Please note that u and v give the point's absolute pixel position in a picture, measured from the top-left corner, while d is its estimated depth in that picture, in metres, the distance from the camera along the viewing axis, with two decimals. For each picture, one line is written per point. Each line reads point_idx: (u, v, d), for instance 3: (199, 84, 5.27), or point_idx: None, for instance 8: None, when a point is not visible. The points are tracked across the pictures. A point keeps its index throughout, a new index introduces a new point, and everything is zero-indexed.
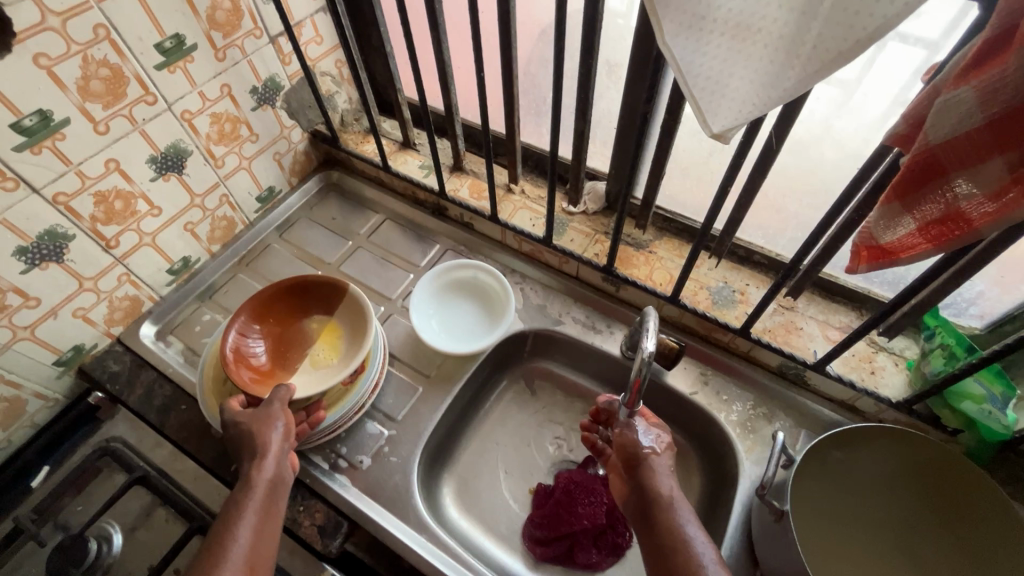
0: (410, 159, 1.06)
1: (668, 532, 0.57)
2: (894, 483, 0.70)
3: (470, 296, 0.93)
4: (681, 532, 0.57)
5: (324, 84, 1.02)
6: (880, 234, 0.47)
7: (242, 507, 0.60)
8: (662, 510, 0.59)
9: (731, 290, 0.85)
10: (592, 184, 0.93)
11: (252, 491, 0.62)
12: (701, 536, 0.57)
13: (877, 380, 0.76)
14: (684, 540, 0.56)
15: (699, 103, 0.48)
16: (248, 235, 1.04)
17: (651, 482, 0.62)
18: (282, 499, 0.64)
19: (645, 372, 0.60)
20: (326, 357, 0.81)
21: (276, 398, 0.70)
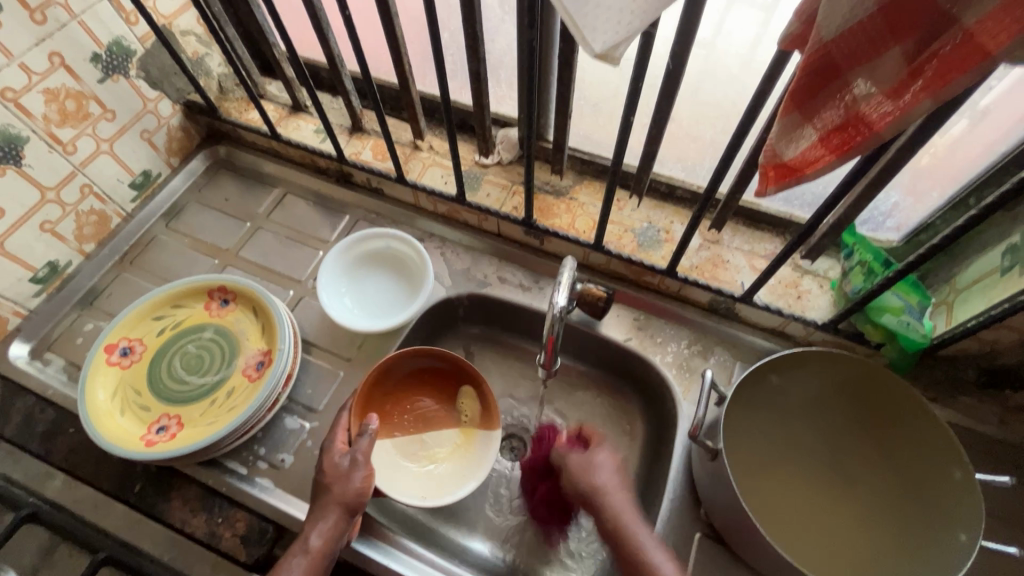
0: (303, 124, 0.96)
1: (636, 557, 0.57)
2: (823, 402, 0.70)
3: (386, 265, 0.86)
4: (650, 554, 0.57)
5: (188, 45, 0.89)
6: (783, 150, 0.43)
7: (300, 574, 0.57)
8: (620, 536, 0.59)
9: (656, 230, 0.82)
10: (504, 132, 0.87)
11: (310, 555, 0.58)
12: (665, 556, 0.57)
13: (804, 304, 0.75)
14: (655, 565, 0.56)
15: (574, 17, 0.41)
16: (128, 228, 0.92)
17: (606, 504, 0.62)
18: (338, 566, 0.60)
19: (558, 328, 0.57)
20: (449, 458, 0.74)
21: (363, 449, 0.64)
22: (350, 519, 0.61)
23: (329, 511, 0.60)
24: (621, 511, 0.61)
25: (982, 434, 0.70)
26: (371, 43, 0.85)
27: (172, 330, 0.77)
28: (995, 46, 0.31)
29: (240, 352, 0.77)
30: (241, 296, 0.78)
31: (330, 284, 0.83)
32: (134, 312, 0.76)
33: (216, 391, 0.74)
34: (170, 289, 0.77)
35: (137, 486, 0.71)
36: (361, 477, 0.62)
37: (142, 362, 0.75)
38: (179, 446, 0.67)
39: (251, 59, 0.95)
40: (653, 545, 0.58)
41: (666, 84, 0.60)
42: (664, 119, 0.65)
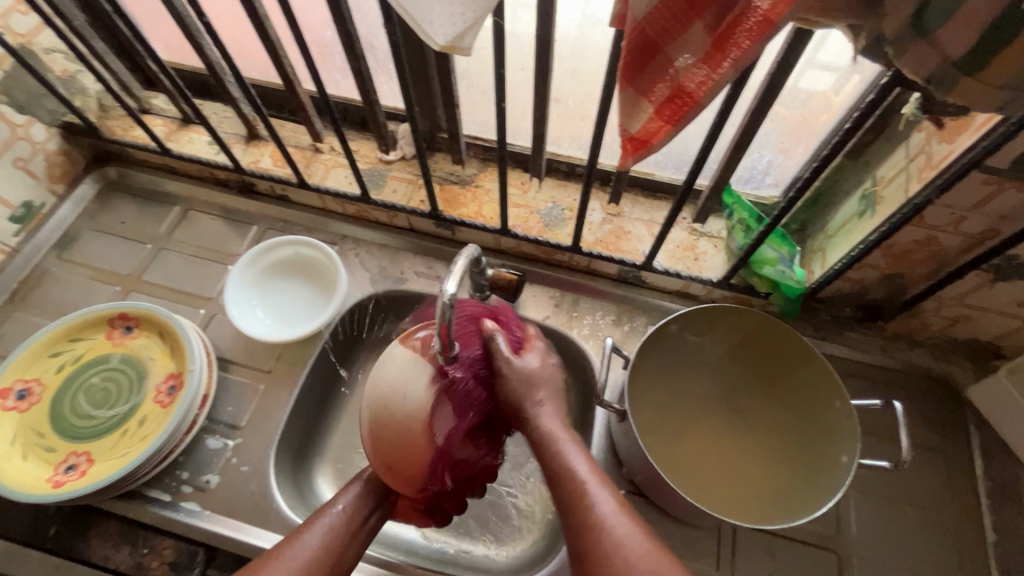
0: (196, 136, 0.92)
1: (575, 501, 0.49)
2: (723, 352, 0.76)
3: (296, 276, 0.85)
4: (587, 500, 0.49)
5: (55, 64, 0.84)
6: (629, 125, 0.45)
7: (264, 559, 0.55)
8: (562, 473, 0.51)
9: (561, 208, 0.85)
10: (402, 126, 0.87)
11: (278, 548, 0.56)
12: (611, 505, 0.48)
13: (700, 265, 0.80)
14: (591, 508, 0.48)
15: (411, 13, 0.42)
16: (15, 264, 0.86)
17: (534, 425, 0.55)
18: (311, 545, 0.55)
19: (450, 313, 0.53)
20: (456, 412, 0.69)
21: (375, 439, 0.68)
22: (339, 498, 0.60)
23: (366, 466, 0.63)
24: (547, 425, 0.55)
25: (859, 361, 0.78)
26: (251, 48, 0.83)
27: (72, 364, 0.74)
28: (776, 15, 0.35)
29: (148, 377, 0.74)
30: (144, 321, 0.76)
31: (235, 305, 0.80)
32: (27, 349, 0.72)
33: (126, 421, 0.72)
34: (64, 323, 0.74)
35: (53, 529, 0.68)
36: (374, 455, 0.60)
37: (42, 401, 0.72)
38: (88, 484, 0.65)
39: (128, 73, 0.91)
40: (568, 449, 0.53)
41: (538, 66, 0.62)
42: (543, 100, 0.67)
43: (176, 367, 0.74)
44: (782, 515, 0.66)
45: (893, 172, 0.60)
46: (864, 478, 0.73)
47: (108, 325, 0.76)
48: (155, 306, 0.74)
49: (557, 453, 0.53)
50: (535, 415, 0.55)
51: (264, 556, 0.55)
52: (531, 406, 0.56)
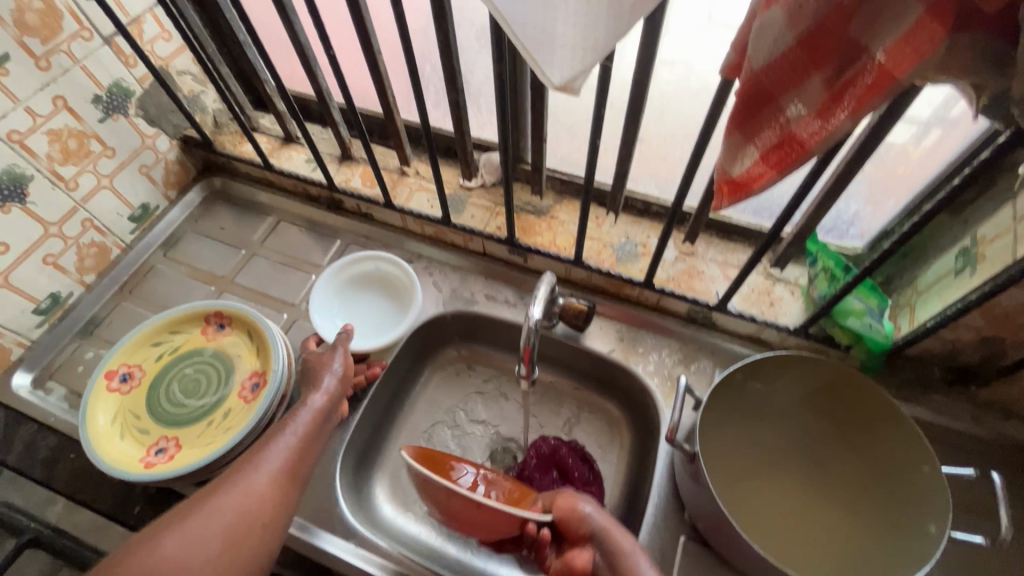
0: (295, 154, 1.00)
1: None
2: (797, 402, 0.73)
3: (386, 306, 0.88)
4: None
5: (185, 84, 0.95)
6: (730, 168, 0.46)
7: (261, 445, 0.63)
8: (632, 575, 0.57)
9: (634, 244, 0.86)
10: (486, 156, 0.91)
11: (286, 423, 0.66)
12: None
13: (776, 311, 0.79)
14: None
15: (534, 55, 0.44)
16: (127, 259, 0.95)
17: (606, 540, 0.61)
18: (325, 429, 0.69)
19: (535, 338, 0.59)
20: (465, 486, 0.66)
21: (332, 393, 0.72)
22: (339, 389, 0.73)
23: (321, 378, 0.72)
24: (627, 545, 0.60)
25: (947, 427, 0.74)
26: (356, 78, 0.91)
27: (169, 355, 0.80)
28: (900, 71, 0.36)
29: (235, 373, 0.79)
30: (236, 320, 0.81)
31: (332, 295, 0.88)
32: (135, 337, 0.79)
33: (213, 412, 0.76)
34: (167, 316, 0.80)
35: (136, 509, 0.72)
36: (339, 361, 0.75)
37: (140, 386, 0.78)
38: (176, 467, 0.70)
39: (243, 95, 1.00)
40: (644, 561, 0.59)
41: (632, 108, 0.65)
42: (631, 138, 0.69)
43: (261, 366, 0.79)
44: None
45: (997, 231, 0.58)
46: (949, 555, 0.68)
47: (204, 321, 0.82)
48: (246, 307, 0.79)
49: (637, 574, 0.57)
50: (619, 547, 0.60)
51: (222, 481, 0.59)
52: (604, 526, 0.62)
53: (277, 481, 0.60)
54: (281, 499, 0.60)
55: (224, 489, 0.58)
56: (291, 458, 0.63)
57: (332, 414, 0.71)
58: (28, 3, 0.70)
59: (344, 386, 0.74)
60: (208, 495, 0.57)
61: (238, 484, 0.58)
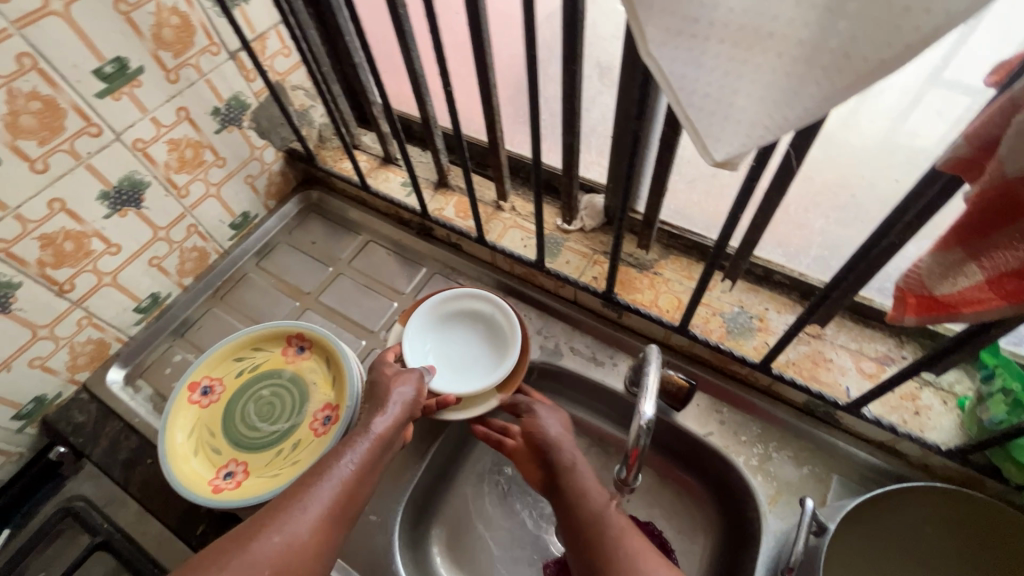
0: (392, 176, 0.98)
1: (597, 537, 0.58)
2: (944, 554, 0.60)
3: (473, 366, 0.80)
4: (616, 540, 0.57)
5: (297, 98, 0.95)
6: (933, 283, 0.37)
7: (319, 472, 0.57)
8: (584, 506, 0.61)
9: (748, 316, 0.75)
10: (589, 198, 0.84)
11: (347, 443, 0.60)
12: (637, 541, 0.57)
13: (923, 422, 0.66)
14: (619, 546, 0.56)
15: (697, 127, 0.37)
16: (223, 264, 0.97)
17: (560, 458, 0.67)
18: (390, 454, 0.62)
19: (646, 439, 0.51)
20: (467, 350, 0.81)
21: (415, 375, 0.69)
22: (407, 414, 0.65)
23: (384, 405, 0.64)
24: (578, 468, 0.66)
25: None
26: (464, 105, 0.88)
27: (249, 372, 0.80)
28: None
29: (309, 401, 0.78)
30: (317, 346, 0.79)
31: (446, 325, 0.83)
32: (219, 350, 0.79)
33: (283, 440, 0.75)
34: (251, 332, 0.80)
35: (200, 528, 0.72)
36: (410, 387, 0.67)
37: (219, 401, 0.78)
38: (241, 497, 0.68)
39: (350, 112, 1.00)
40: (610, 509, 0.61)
41: (781, 175, 0.55)
42: (772, 207, 0.60)
43: (334, 398, 0.77)
44: None
45: None
46: None
47: (285, 343, 0.81)
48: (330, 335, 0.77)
49: (593, 510, 0.61)
50: (572, 469, 0.66)
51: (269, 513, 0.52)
52: (561, 447, 0.68)
53: (327, 519, 0.53)
54: (333, 535, 0.53)
55: (267, 529, 0.51)
56: (353, 489, 0.57)
57: (396, 439, 0.63)
58: (166, 17, 0.71)
59: (412, 412, 0.66)
60: (252, 534, 0.50)
61: (280, 526, 0.51)
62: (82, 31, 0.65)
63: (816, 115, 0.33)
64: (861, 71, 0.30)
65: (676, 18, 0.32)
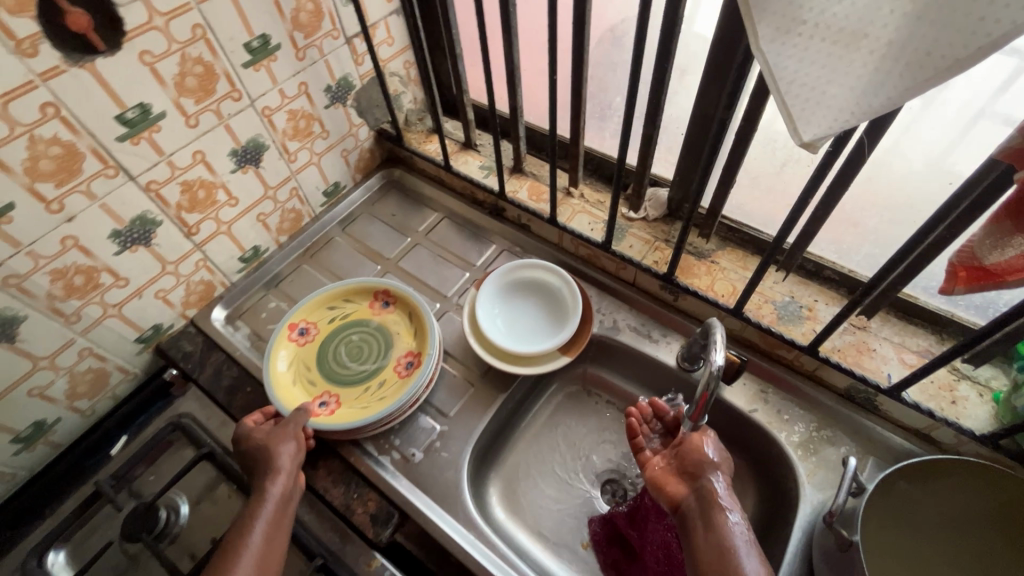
0: (471, 160, 1.08)
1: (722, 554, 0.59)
2: (972, 524, 0.67)
3: (533, 331, 0.88)
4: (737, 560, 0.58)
5: (393, 83, 1.06)
6: (983, 254, 0.45)
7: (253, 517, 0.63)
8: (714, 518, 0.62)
9: (799, 305, 0.82)
10: (655, 191, 0.93)
11: (264, 500, 0.65)
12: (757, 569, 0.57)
13: (959, 411, 0.72)
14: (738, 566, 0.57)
15: (790, 109, 0.45)
16: (314, 227, 1.07)
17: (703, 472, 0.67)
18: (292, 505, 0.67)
19: (714, 386, 0.58)
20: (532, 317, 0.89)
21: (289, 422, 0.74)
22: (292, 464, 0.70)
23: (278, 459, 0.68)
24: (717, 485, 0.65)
25: None
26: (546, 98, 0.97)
27: (339, 320, 0.90)
28: None
29: (393, 349, 0.87)
30: (402, 301, 0.89)
31: (518, 291, 0.92)
32: (313, 297, 0.89)
33: (371, 378, 0.85)
34: (344, 285, 0.90)
35: None
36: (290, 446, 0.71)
37: (313, 341, 0.87)
38: (339, 422, 0.78)
39: (438, 100, 1.10)
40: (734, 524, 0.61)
41: (846, 170, 0.62)
42: (834, 202, 0.67)
43: (416, 349, 0.86)
44: None
45: None
46: None
47: (371, 296, 0.91)
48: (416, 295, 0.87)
49: (716, 524, 0.62)
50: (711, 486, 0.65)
51: (236, 538, 0.61)
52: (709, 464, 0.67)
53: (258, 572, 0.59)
54: None
55: None
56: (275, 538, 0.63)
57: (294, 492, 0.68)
58: (304, 3, 0.82)
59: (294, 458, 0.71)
60: None
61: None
62: (242, 9, 0.76)
63: (895, 105, 0.41)
64: (939, 68, 0.38)
65: (785, 19, 0.41)
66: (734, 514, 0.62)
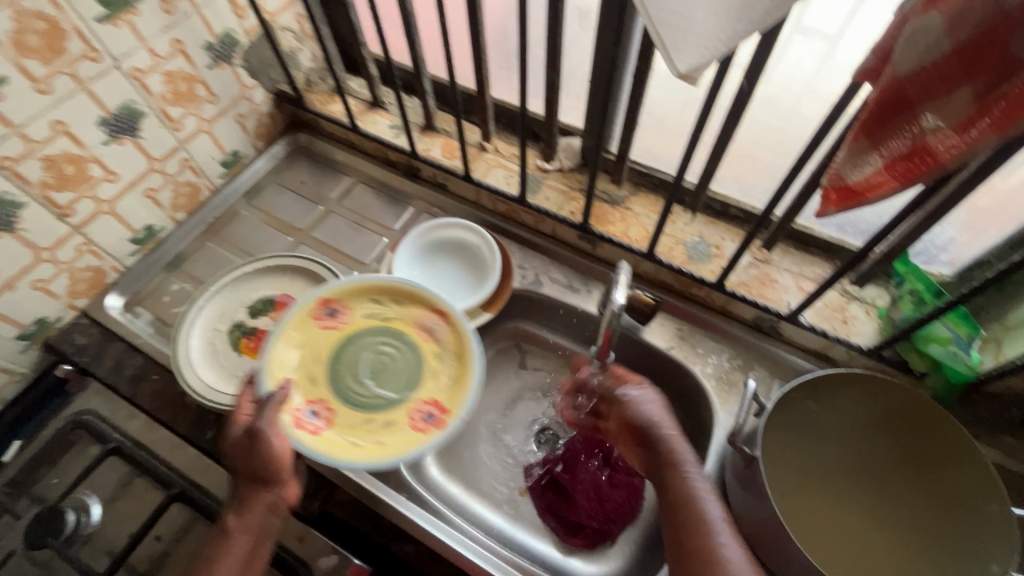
0: (379, 119, 1.03)
1: (691, 527, 0.59)
2: (864, 431, 0.72)
3: (454, 292, 0.87)
4: (705, 528, 0.58)
5: (285, 40, 0.97)
6: (848, 174, 0.47)
7: (218, 550, 0.61)
8: (679, 490, 0.62)
9: (707, 244, 0.85)
10: (567, 140, 0.91)
11: (225, 538, 0.62)
12: (727, 532, 0.58)
13: (849, 329, 0.77)
14: (707, 534, 0.58)
15: (663, 39, 0.45)
16: (215, 201, 1.00)
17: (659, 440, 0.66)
18: (268, 540, 0.64)
19: (614, 324, 0.64)
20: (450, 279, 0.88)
21: (264, 424, 0.66)
22: (263, 488, 0.65)
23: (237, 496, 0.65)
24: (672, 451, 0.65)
25: (1014, 471, 0.70)
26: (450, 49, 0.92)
27: (376, 321, 0.81)
28: None
29: (417, 385, 0.78)
30: (455, 329, 0.79)
31: (434, 251, 0.90)
32: (346, 282, 0.81)
33: (381, 412, 0.77)
34: (382, 282, 0.81)
35: (210, 434, 0.77)
36: (278, 442, 0.66)
37: (341, 330, 0.80)
38: (321, 449, 0.71)
39: (337, 56, 1.03)
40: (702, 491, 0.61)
41: (736, 106, 0.63)
42: (728, 140, 0.68)
43: (446, 388, 0.77)
44: None
45: None
46: None
47: (420, 312, 0.81)
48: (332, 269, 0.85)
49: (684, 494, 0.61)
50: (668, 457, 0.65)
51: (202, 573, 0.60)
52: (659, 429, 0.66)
53: None
54: None
55: None
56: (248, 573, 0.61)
57: (269, 522, 0.65)
58: None
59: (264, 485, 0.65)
60: None
61: None
62: None
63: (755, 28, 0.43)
64: None
65: None
66: (692, 469, 0.63)
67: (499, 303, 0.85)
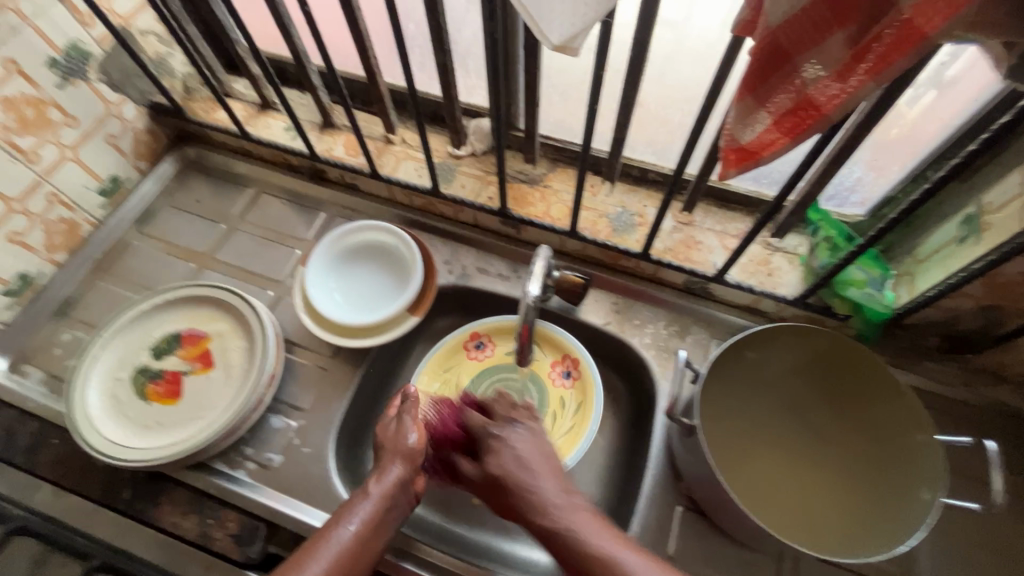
0: (273, 122, 0.95)
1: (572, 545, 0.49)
2: (790, 375, 0.74)
3: (376, 299, 0.82)
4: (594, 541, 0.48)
5: (149, 45, 0.87)
6: (740, 134, 0.44)
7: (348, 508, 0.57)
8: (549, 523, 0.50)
9: (630, 214, 0.83)
10: (476, 123, 0.86)
11: (368, 497, 0.58)
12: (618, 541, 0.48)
13: (774, 281, 0.78)
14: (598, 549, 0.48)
15: (529, 11, 0.40)
16: (100, 235, 0.90)
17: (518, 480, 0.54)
18: (397, 515, 0.60)
19: (535, 314, 0.62)
20: (372, 285, 0.83)
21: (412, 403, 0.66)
22: (411, 470, 0.62)
23: (388, 463, 0.62)
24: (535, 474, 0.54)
25: (937, 394, 0.73)
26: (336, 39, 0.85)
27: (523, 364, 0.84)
28: (929, 28, 0.33)
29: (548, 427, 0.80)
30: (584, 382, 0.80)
31: (349, 258, 0.84)
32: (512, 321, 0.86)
33: None
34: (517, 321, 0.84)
35: (126, 492, 0.71)
36: (416, 433, 0.64)
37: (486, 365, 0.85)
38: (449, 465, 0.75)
39: (213, 56, 0.93)
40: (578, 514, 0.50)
41: (631, 71, 0.60)
42: (630, 107, 0.66)
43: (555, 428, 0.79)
44: (858, 549, 0.63)
45: (1005, 200, 0.56)
46: (952, 518, 0.67)
47: (561, 358, 0.82)
48: (240, 298, 0.79)
49: (557, 520, 0.50)
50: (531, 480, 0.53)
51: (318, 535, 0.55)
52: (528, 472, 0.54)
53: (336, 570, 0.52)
54: None
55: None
56: (366, 539, 0.56)
57: (403, 498, 0.61)
58: None
59: (416, 464, 0.63)
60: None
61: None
62: None
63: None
64: None
65: None
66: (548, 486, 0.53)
67: (426, 303, 0.80)
